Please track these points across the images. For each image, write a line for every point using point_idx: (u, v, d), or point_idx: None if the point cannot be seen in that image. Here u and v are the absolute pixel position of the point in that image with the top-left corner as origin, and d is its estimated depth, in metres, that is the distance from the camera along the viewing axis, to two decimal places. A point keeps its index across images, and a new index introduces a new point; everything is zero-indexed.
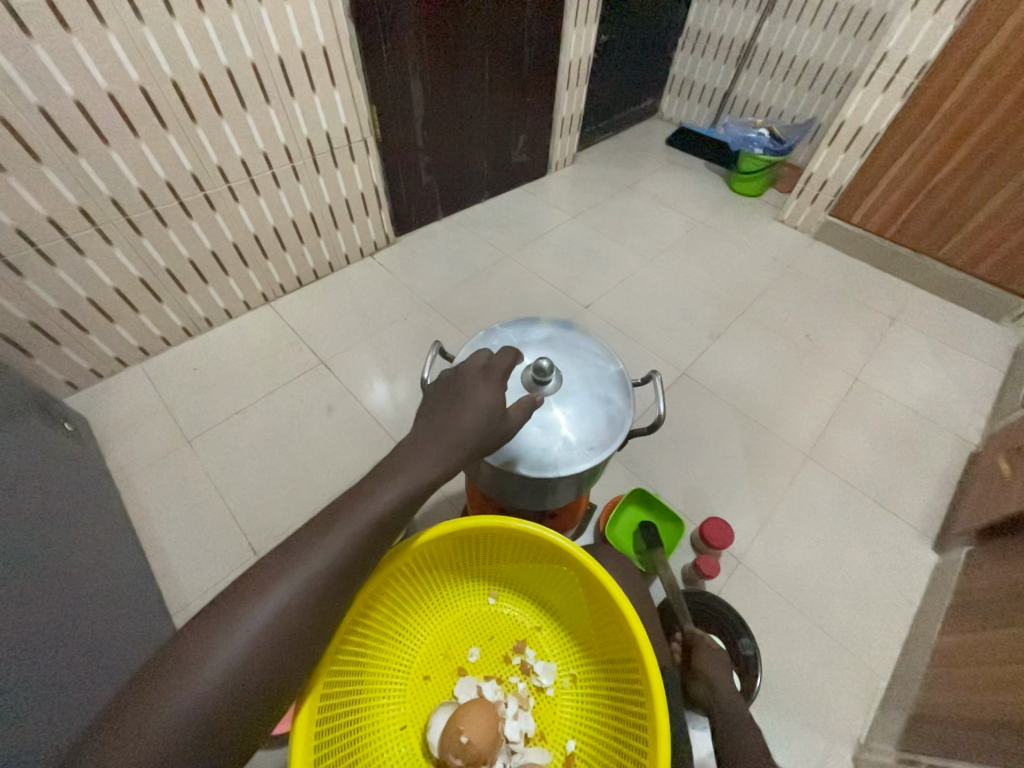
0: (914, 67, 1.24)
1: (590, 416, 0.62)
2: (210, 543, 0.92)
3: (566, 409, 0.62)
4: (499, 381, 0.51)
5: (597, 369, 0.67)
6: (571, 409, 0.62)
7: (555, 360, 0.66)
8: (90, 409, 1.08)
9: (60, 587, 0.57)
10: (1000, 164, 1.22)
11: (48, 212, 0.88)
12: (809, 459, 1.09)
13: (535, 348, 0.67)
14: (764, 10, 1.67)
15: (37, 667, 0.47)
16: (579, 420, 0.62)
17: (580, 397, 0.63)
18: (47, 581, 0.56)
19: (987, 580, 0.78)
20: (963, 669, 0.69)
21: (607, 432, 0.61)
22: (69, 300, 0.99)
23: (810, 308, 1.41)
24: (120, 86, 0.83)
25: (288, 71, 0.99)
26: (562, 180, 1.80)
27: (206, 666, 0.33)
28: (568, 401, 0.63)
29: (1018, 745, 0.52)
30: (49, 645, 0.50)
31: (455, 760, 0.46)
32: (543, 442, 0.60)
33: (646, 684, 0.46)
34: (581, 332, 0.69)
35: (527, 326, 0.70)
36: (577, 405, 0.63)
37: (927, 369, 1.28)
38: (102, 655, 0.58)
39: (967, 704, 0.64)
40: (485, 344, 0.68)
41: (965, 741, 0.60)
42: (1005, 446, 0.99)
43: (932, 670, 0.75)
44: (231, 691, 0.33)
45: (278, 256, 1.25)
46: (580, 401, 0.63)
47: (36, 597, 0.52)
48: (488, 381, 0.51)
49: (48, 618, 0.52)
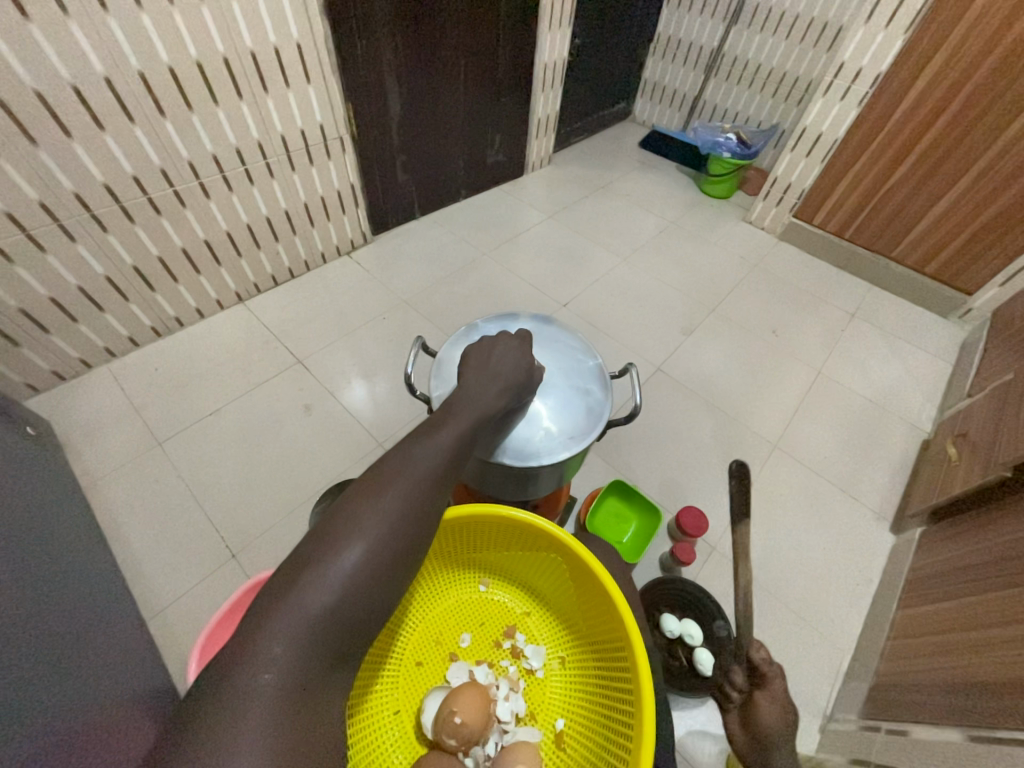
0: (868, 77, 1.32)
1: (569, 407, 0.64)
2: (185, 548, 0.90)
3: (546, 401, 0.64)
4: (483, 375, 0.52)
5: (576, 363, 0.69)
6: (551, 401, 0.64)
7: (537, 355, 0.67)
8: (52, 413, 1.03)
9: (30, 595, 0.55)
10: (947, 169, 1.31)
11: (7, 207, 0.84)
12: (777, 449, 1.15)
13: None
14: (729, 19, 1.74)
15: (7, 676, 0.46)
16: (559, 412, 0.64)
17: (559, 389, 0.65)
18: (15, 588, 0.54)
19: (939, 556, 0.84)
20: (919, 639, 0.74)
21: (585, 423, 0.63)
22: (30, 299, 0.95)
23: (776, 305, 1.47)
24: (83, 77, 0.80)
25: (261, 66, 0.98)
26: (539, 180, 1.82)
27: (288, 637, 0.31)
28: (548, 394, 0.64)
29: (968, 703, 0.57)
30: (23, 652, 0.48)
31: (449, 740, 0.48)
32: (524, 432, 0.62)
33: (632, 662, 0.48)
34: (559, 327, 0.71)
35: (507, 321, 0.71)
36: (557, 398, 0.65)
37: (883, 362, 1.36)
38: (75, 662, 0.56)
39: (924, 670, 0.68)
40: (467, 338, 0.69)
41: (922, 704, 0.64)
42: (953, 432, 1.07)
43: (891, 642, 0.80)
44: (322, 640, 0.32)
45: (251, 254, 1.22)
46: (559, 394, 0.65)
47: (8, 604, 0.50)
48: (473, 374, 0.52)
49: (20, 627, 0.50)
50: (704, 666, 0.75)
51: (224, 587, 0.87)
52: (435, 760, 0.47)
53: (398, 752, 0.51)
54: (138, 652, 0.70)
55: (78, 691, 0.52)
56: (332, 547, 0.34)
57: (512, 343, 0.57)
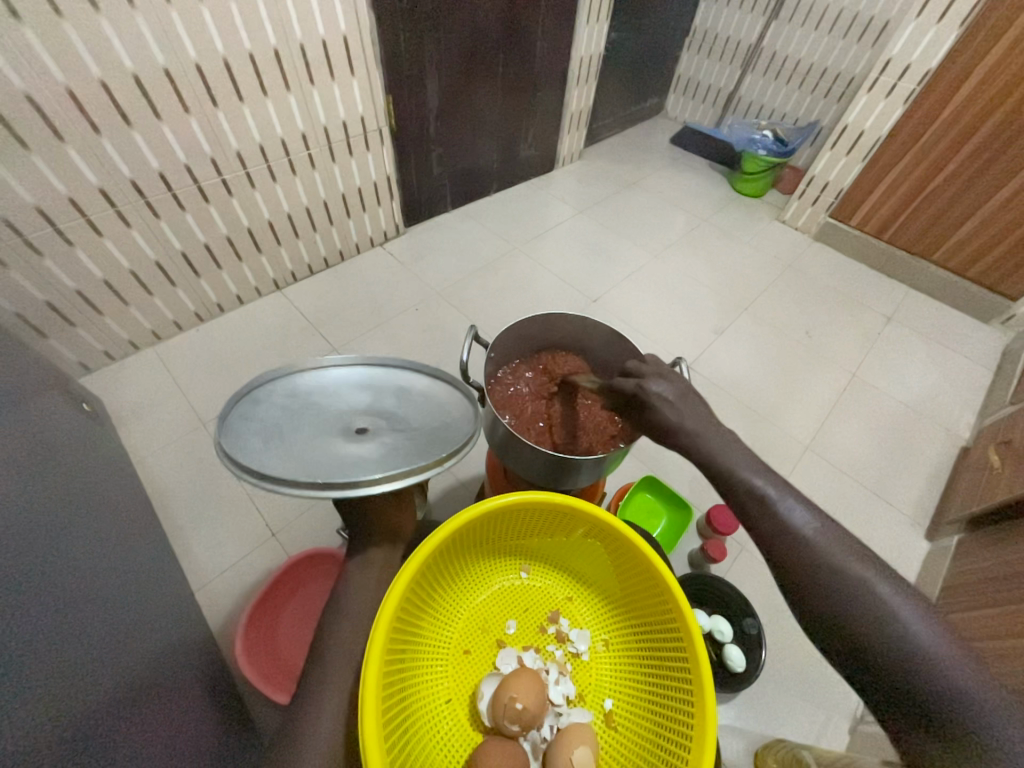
0: (917, 73, 1.29)
1: (287, 426, 0.51)
2: (228, 524, 0.93)
3: (334, 413, 0.55)
4: (430, 427, 0.54)
5: (261, 445, 0.48)
6: (326, 415, 0.54)
7: (301, 425, 0.52)
8: (103, 390, 1.08)
9: (110, 553, 0.59)
10: (996, 170, 1.27)
11: (69, 191, 0.88)
12: (809, 450, 1.14)
13: (316, 406, 0.55)
14: (770, 13, 1.71)
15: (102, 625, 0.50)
16: (309, 426, 0.52)
17: (305, 406, 0.55)
18: (98, 544, 0.58)
19: (977, 564, 0.83)
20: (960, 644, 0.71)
21: (248, 442, 0.47)
22: (86, 282, 0.99)
23: (809, 306, 1.45)
24: (145, 67, 0.83)
25: (309, 58, 1.00)
26: (570, 175, 1.82)
27: (317, 683, 0.48)
28: (328, 404, 0.56)
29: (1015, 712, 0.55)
30: (111, 607, 0.52)
31: (510, 725, 0.50)
32: (380, 441, 0.51)
33: (688, 643, 0.50)
34: (244, 419, 0.51)
35: (292, 385, 0.57)
36: (304, 427, 0.52)
37: (921, 368, 1.33)
38: (154, 618, 0.60)
39: None
40: (351, 379, 0.59)
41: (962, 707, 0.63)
42: (995, 439, 1.05)
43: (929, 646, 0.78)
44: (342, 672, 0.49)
45: (290, 243, 1.25)
46: (289, 437, 0.50)
47: (92, 561, 0.54)
48: (403, 427, 0.54)
49: (105, 578, 0.54)
50: (734, 662, 0.76)
51: (265, 562, 0.90)
52: (497, 743, 0.49)
53: (453, 740, 0.52)
54: (193, 615, 0.74)
55: (158, 644, 0.56)
56: (304, 699, 0.48)
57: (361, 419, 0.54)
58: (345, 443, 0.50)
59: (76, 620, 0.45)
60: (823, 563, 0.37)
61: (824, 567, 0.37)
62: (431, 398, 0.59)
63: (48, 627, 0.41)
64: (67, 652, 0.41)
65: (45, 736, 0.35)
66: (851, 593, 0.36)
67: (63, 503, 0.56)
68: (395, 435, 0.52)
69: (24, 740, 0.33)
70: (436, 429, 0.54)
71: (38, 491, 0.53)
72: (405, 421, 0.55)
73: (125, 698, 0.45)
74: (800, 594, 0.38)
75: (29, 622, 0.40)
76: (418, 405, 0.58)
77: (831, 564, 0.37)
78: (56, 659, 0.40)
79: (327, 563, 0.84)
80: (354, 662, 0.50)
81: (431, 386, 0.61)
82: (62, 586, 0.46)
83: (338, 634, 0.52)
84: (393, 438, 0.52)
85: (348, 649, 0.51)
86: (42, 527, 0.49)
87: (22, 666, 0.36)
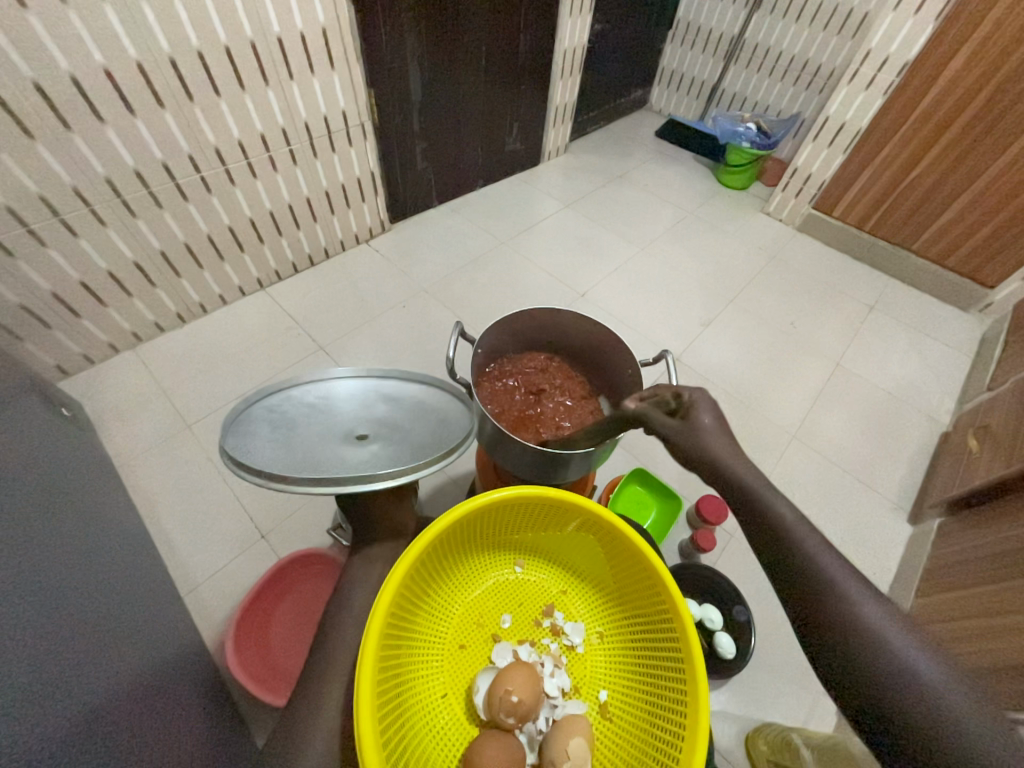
0: (896, 65, 1.30)
1: (299, 419, 0.52)
2: (217, 527, 0.92)
3: (345, 413, 0.55)
4: (432, 440, 0.53)
5: (262, 436, 0.48)
6: (337, 415, 0.54)
7: (307, 421, 0.52)
8: (83, 394, 1.05)
9: (95, 562, 0.58)
10: (973, 161, 1.29)
11: (41, 191, 0.85)
12: (795, 439, 1.15)
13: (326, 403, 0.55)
14: (752, 5, 1.71)
15: (94, 633, 0.48)
16: (318, 422, 0.53)
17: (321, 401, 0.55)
18: (82, 552, 0.57)
19: (958, 545, 0.85)
20: (953, 623, 0.72)
21: (254, 431, 0.49)
22: (61, 284, 0.96)
23: (794, 297, 1.47)
24: (117, 62, 0.80)
25: (287, 52, 0.98)
26: (555, 169, 1.81)
27: (313, 682, 0.49)
28: (342, 402, 0.55)
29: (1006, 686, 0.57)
30: (98, 615, 0.51)
31: (507, 718, 0.50)
32: (380, 448, 0.51)
33: (682, 634, 0.50)
34: (255, 406, 0.52)
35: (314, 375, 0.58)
36: (311, 425, 0.52)
37: (902, 355, 1.36)
38: (142, 626, 0.59)
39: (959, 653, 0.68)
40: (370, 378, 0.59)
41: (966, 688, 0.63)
42: (974, 424, 1.07)
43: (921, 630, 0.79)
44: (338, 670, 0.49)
45: (273, 241, 1.23)
46: (292, 432, 0.50)
47: (75, 569, 0.53)
48: (405, 437, 0.53)
49: (90, 586, 0.53)
50: (724, 649, 0.77)
51: (257, 564, 0.89)
52: (494, 738, 0.49)
53: (451, 734, 0.53)
54: (184, 620, 0.73)
55: (147, 651, 0.56)
56: (300, 698, 0.48)
57: (365, 425, 0.54)
58: (346, 447, 0.50)
59: (59, 626, 0.44)
60: (861, 626, 0.33)
61: (858, 631, 0.33)
62: (442, 412, 0.58)
63: (32, 634, 0.40)
64: (52, 662, 0.41)
65: (29, 744, 0.34)
66: (893, 663, 0.31)
67: (45, 512, 0.55)
68: (397, 443, 0.52)
69: (8, 747, 0.32)
70: (437, 442, 0.52)
71: (19, 500, 0.52)
72: (410, 431, 0.54)
73: (113, 708, 0.44)
74: (829, 661, 0.33)
75: (16, 634, 0.39)
76: (425, 416, 0.57)
77: (868, 628, 0.32)
78: (39, 666, 0.39)
79: (324, 566, 0.84)
80: (349, 662, 0.50)
81: (443, 399, 0.59)
82: (46, 591, 0.45)
83: (334, 633, 0.52)
84: (392, 448, 0.51)
85: (343, 647, 0.51)
86: (23, 534, 0.48)
87: (5, 675, 0.36)
